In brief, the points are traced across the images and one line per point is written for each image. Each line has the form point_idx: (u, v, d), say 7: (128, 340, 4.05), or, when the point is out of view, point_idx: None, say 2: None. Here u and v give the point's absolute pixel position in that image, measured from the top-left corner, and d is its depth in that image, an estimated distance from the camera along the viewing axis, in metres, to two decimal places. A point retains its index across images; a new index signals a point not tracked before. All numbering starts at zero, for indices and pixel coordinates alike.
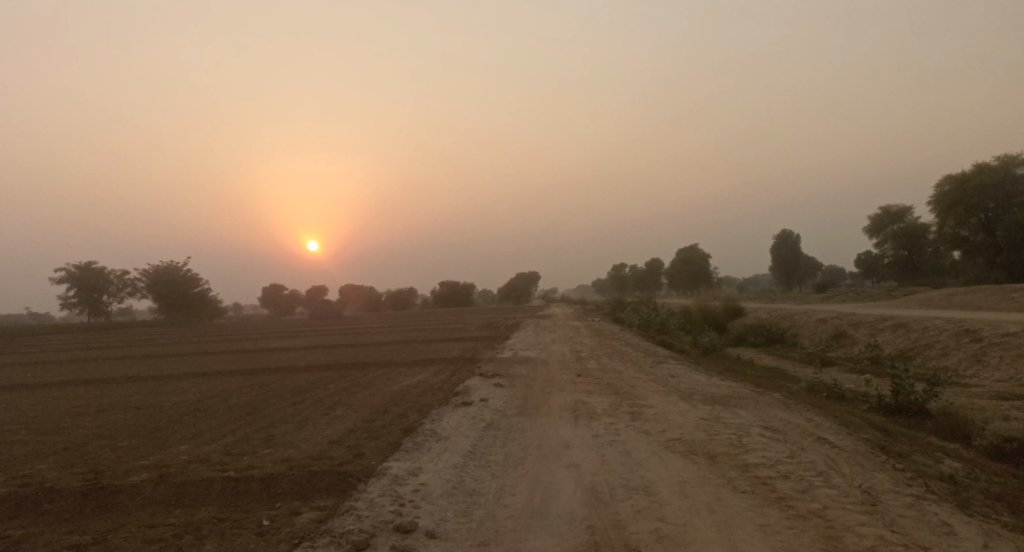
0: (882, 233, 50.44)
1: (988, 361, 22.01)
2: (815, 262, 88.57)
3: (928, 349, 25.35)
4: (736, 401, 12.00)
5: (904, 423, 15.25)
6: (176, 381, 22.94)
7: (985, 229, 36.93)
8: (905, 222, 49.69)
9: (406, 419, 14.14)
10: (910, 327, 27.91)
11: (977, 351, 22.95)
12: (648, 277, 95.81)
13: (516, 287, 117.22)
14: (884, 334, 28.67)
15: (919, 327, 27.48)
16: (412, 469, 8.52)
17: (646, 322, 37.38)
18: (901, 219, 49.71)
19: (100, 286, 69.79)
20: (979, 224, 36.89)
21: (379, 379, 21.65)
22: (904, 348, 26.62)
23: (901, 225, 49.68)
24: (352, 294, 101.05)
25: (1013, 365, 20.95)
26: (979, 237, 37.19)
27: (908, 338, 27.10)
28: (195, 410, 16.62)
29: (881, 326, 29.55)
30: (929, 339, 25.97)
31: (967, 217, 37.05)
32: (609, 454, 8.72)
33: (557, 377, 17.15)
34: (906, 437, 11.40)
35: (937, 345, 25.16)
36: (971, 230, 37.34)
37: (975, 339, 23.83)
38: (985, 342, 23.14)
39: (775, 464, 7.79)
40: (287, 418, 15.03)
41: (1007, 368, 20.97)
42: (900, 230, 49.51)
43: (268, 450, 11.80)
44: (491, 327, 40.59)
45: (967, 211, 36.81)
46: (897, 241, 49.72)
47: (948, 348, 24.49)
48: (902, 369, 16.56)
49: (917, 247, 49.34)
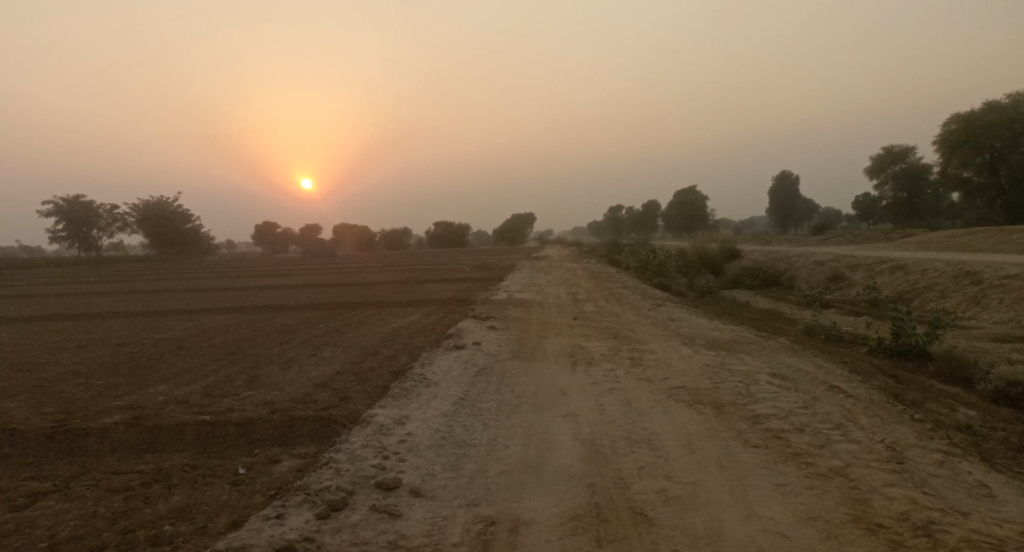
0: (882, 173, 49.51)
1: (988, 304, 21.52)
2: (811, 204, 87.68)
3: (928, 292, 24.84)
4: (740, 346, 11.46)
5: (907, 367, 14.79)
6: (163, 319, 22.38)
7: (988, 170, 36.05)
8: (906, 163, 48.66)
9: (396, 362, 13.61)
10: (909, 269, 27.37)
11: (977, 294, 22.46)
12: (643, 218, 94.94)
13: (511, 228, 116.30)
14: (882, 276, 28.14)
15: (919, 269, 26.95)
16: (398, 418, 7.96)
17: (642, 264, 36.78)
18: (901, 160, 48.69)
19: (91, 221, 68.69)
20: (983, 164, 35.89)
21: (369, 319, 21.10)
22: (903, 290, 26.13)
23: (902, 166, 48.67)
24: (345, 233, 100.10)
25: (1014, 307, 20.47)
26: (983, 178, 36.34)
27: (908, 280, 26.57)
28: (178, 348, 16.09)
29: (880, 268, 28.99)
30: (929, 281, 25.45)
31: (971, 158, 36.07)
32: (608, 403, 8.19)
33: (551, 320, 16.59)
34: (914, 383, 10.90)
35: (937, 287, 24.66)
36: (974, 171, 36.47)
37: (976, 281, 23.30)
38: (987, 285, 22.63)
39: (787, 415, 7.25)
40: (273, 358, 14.50)
41: (1008, 311, 20.49)
42: (900, 171, 48.55)
43: (251, 392, 11.26)
44: (484, 268, 39.94)
45: (971, 151, 35.79)
46: (896, 183, 48.81)
47: (948, 291, 23.99)
48: (905, 310, 16.03)
49: (917, 189, 48.48)
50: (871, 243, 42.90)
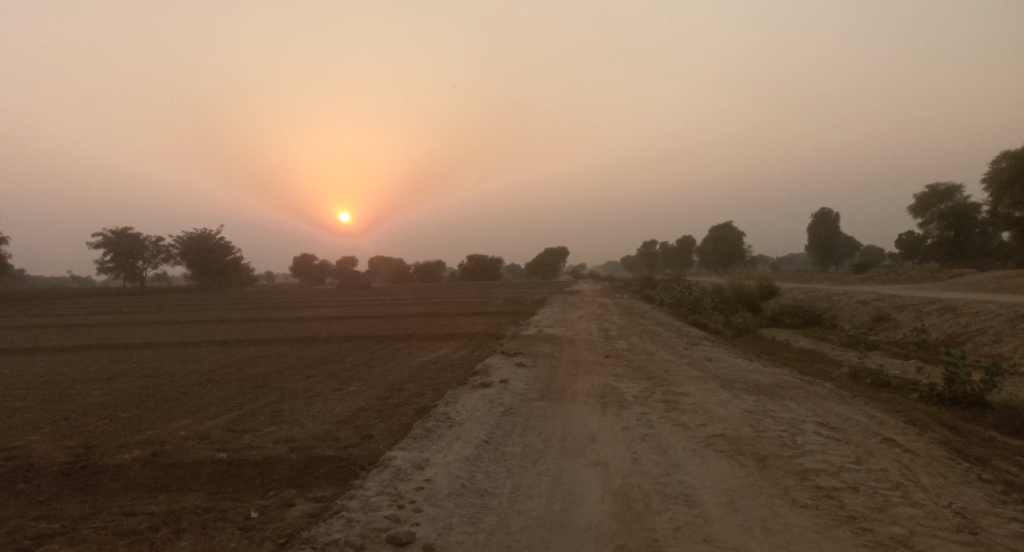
0: (927, 212, 48.15)
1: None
2: (852, 242, 85.86)
3: (980, 335, 23.72)
4: (783, 392, 10.81)
5: (963, 416, 13.90)
6: (195, 349, 22.31)
7: None
8: (952, 202, 47.27)
9: (422, 399, 13.19)
10: (959, 310, 26.26)
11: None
12: (679, 254, 93.93)
13: (546, 262, 115.94)
14: (930, 318, 27.04)
15: (969, 311, 25.84)
16: (419, 461, 7.54)
17: (679, 300, 36.00)
18: (947, 199, 47.33)
19: (136, 252, 70.11)
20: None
21: (398, 353, 20.77)
22: (953, 332, 25.04)
23: (947, 205, 47.28)
24: (382, 265, 100.78)
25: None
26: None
27: (957, 322, 25.47)
28: (206, 380, 15.89)
29: (927, 309, 27.91)
30: (981, 324, 24.35)
31: (1022, 198, 34.85)
32: (642, 451, 7.66)
33: (584, 358, 16.06)
34: (973, 436, 10.13)
35: (989, 331, 23.57)
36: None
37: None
38: None
39: (838, 471, 6.67)
40: (298, 393, 14.19)
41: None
42: (946, 210, 47.16)
43: (272, 428, 10.93)
44: (517, 302, 39.52)
45: (1022, 191, 34.59)
46: (942, 222, 47.40)
47: (1002, 335, 22.87)
48: (959, 355, 15.16)
49: (964, 229, 47.01)
50: (916, 282, 41.56)
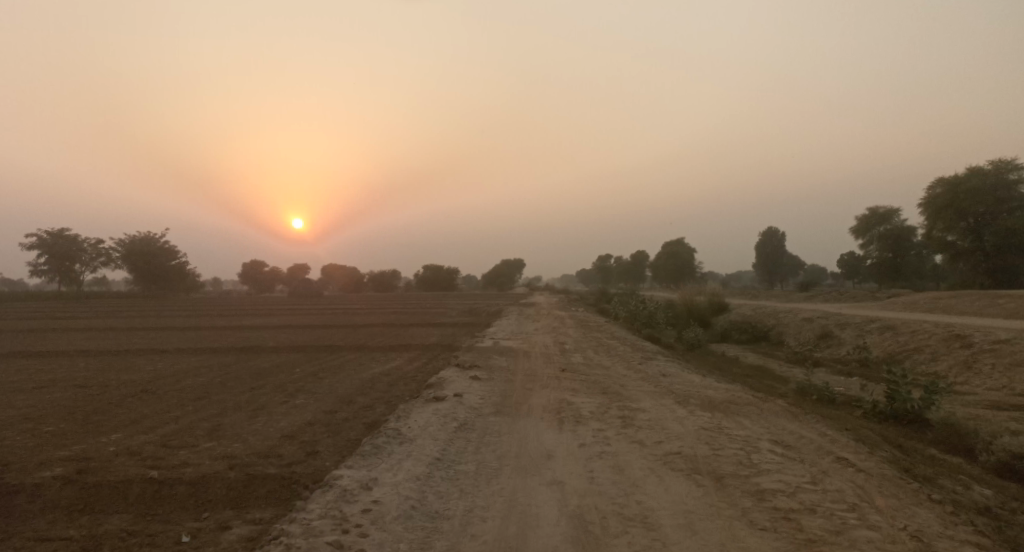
0: (868, 234, 49.44)
1: (980, 368, 21.02)
2: (797, 261, 87.90)
3: (919, 353, 24.34)
4: (737, 408, 10.79)
5: (905, 433, 14.13)
6: (133, 358, 21.48)
7: (972, 234, 35.94)
8: (891, 224, 48.66)
9: (372, 413, 12.85)
10: (899, 329, 26.92)
11: (968, 358, 21.99)
12: (631, 268, 94.85)
13: (499, 274, 115.84)
14: (872, 336, 27.67)
15: (908, 330, 26.51)
16: (367, 480, 7.26)
17: (632, 314, 36.20)
18: (886, 221, 48.69)
19: (73, 255, 67.68)
20: (967, 229, 35.94)
21: (349, 364, 20.32)
22: (893, 350, 25.65)
23: (887, 227, 48.64)
24: (333, 274, 99.46)
25: (1007, 373, 19.98)
26: (968, 242, 36.27)
27: (897, 341, 26.11)
28: (143, 391, 15.25)
29: (869, 327, 28.55)
30: (919, 342, 24.99)
31: (956, 222, 35.97)
32: (597, 470, 7.50)
33: (539, 371, 15.90)
34: (918, 453, 10.25)
35: (926, 349, 24.20)
36: (959, 235, 36.35)
37: (967, 344, 22.84)
38: (976, 349, 22.20)
39: (795, 491, 6.60)
40: (241, 405, 13.70)
41: (1001, 377, 19.97)
42: (886, 232, 48.50)
43: (212, 443, 10.46)
44: (471, 313, 39.22)
45: (956, 215, 35.74)
46: (882, 244, 48.74)
47: (938, 354, 23.49)
48: (899, 373, 15.46)
49: (902, 250, 48.38)
50: (859, 301, 42.61)
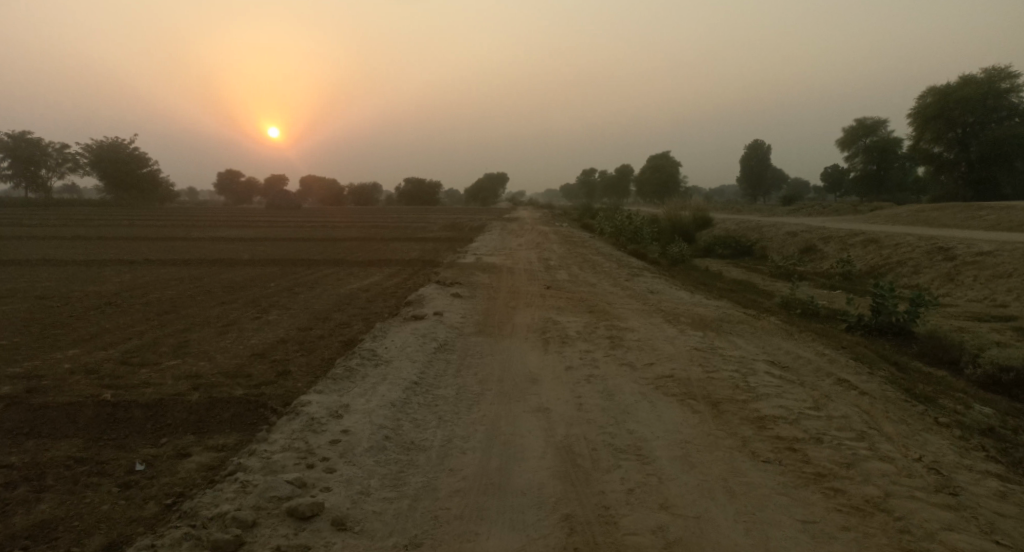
0: (853, 146, 48.65)
1: (962, 280, 20.79)
2: (780, 176, 87.26)
3: (901, 267, 24.06)
4: (729, 327, 10.32)
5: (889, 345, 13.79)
6: (101, 269, 20.69)
7: (959, 145, 35.27)
8: (878, 135, 47.83)
9: (348, 331, 12.29)
10: (882, 243, 26.56)
11: (950, 271, 21.73)
12: (615, 182, 93.84)
13: (481, 188, 114.24)
14: (854, 250, 27.30)
15: (891, 243, 26.19)
16: (337, 407, 6.72)
17: (617, 230, 35.59)
18: (873, 133, 47.84)
19: (39, 160, 65.43)
20: (954, 140, 35.32)
21: (325, 279, 19.65)
22: (876, 264, 25.36)
23: (873, 139, 47.81)
24: (312, 186, 97.59)
25: (989, 285, 19.78)
26: (954, 153, 35.75)
27: (880, 254, 25.80)
28: (106, 305, 14.53)
29: (852, 241, 28.19)
30: (902, 255, 24.69)
31: (944, 132, 35.25)
32: (586, 396, 7.01)
33: (522, 288, 15.36)
34: (910, 366, 9.90)
35: (909, 262, 23.91)
36: (946, 146, 35.70)
37: (949, 257, 22.55)
38: (959, 261, 21.93)
39: (797, 418, 6.13)
40: (210, 321, 13.07)
41: (984, 288, 19.75)
42: (872, 144, 47.71)
43: (177, 362, 9.90)
44: (453, 228, 38.41)
45: (945, 124, 34.97)
46: (867, 156, 48.03)
47: (919, 267, 23.22)
48: (883, 285, 15.01)
49: (886, 163, 47.75)
50: (842, 214, 42.25)
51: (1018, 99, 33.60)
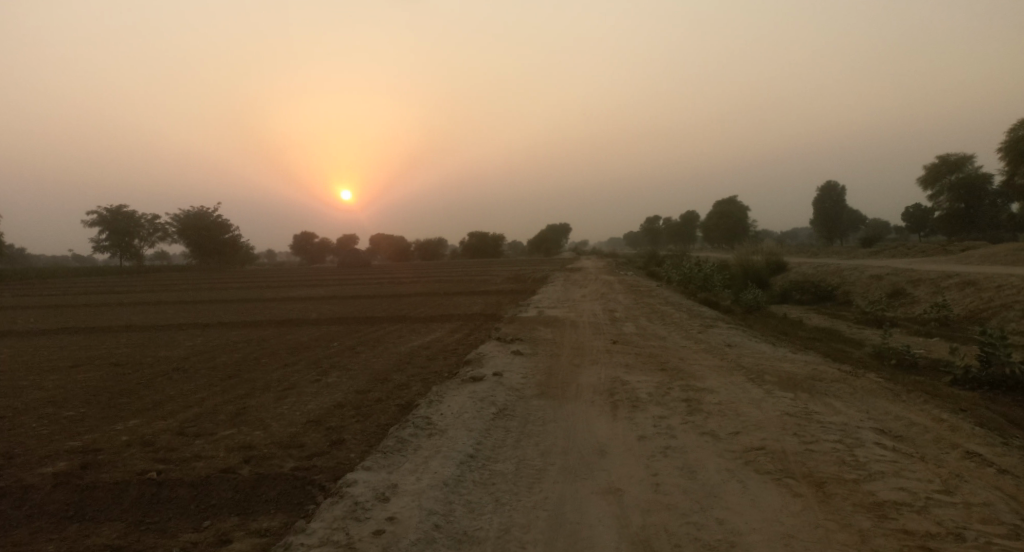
0: (938, 183, 46.12)
1: None
2: (856, 217, 84.05)
3: (1004, 312, 22.09)
4: (824, 387, 9.21)
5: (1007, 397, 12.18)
6: (173, 333, 20.77)
7: None
8: (964, 171, 45.20)
9: (407, 394, 11.64)
10: (980, 285, 24.58)
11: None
12: (683, 229, 92.15)
13: (548, 239, 114.06)
14: (949, 293, 25.37)
15: (990, 286, 24.21)
16: (384, 488, 5.99)
17: (686, 277, 34.32)
18: (958, 169, 45.27)
19: (132, 231, 68.53)
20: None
21: (388, 337, 19.18)
22: (975, 308, 23.42)
23: (958, 175, 45.23)
24: (383, 244, 99.29)
25: None
26: None
27: (979, 298, 23.83)
28: (171, 370, 14.32)
29: (945, 284, 26.27)
30: (1005, 299, 22.73)
31: None
32: (664, 473, 6.12)
33: (589, 344, 14.49)
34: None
35: (1015, 306, 21.93)
36: None
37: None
38: None
39: (925, 505, 5.18)
40: (269, 385, 12.63)
41: None
42: (957, 181, 45.16)
43: (230, 430, 9.41)
44: (518, 280, 37.77)
45: None
46: (952, 193, 45.43)
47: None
48: (991, 331, 13.44)
49: (975, 200, 45.07)
50: (928, 255, 39.87)
51: None
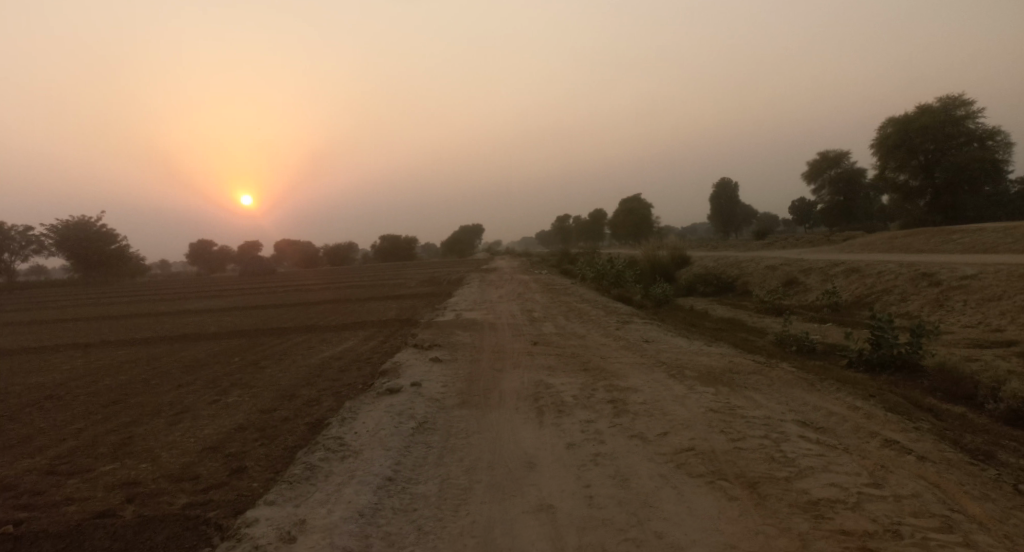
0: (819, 179, 48.27)
1: (953, 306, 19.97)
2: (750, 210, 87.56)
3: (887, 295, 23.19)
4: (743, 380, 9.20)
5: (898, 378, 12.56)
6: (54, 357, 19.16)
7: (923, 172, 34.90)
8: (841, 167, 47.54)
9: (317, 410, 10.99)
10: (864, 271, 25.82)
11: (939, 296, 20.93)
12: (589, 227, 93.58)
13: (457, 240, 113.56)
14: (837, 280, 26.52)
15: (873, 271, 25.43)
16: (291, 526, 5.49)
17: (596, 273, 34.64)
18: (836, 165, 47.55)
19: (6, 246, 63.68)
20: (918, 166, 34.89)
21: (295, 349, 18.31)
22: (861, 293, 24.51)
23: (837, 171, 47.54)
24: (286, 250, 96.31)
25: (982, 309, 18.96)
26: (918, 180, 35.29)
27: (864, 283, 24.98)
28: (50, 399, 13.09)
29: (833, 271, 27.43)
30: (886, 283, 23.90)
31: (906, 160, 34.96)
32: (596, 484, 5.85)
33: (506, 347, 14.18)
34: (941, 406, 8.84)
35: (895, 290, 23.08)
36: (910, 174, 35.32)
37: (936, 282, 21.81)
38: (946, 286, 21.18)
39: (858, 502, 5.11)
40: (162, 410, 11.70)
41: (976, 313, 18.92)
42: (836, 176, 47.45)
43: (117, 467, 8.57)
44: (429, 283, 37.16)
45: (907, 153, 34.72)
46: (832, 188, 47.68)
47: (906, 294, 22.41)
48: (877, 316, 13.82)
49: (854, 193, 47.52)
50: (817, 245, 41.75)
51: (975, 124, 33.58)
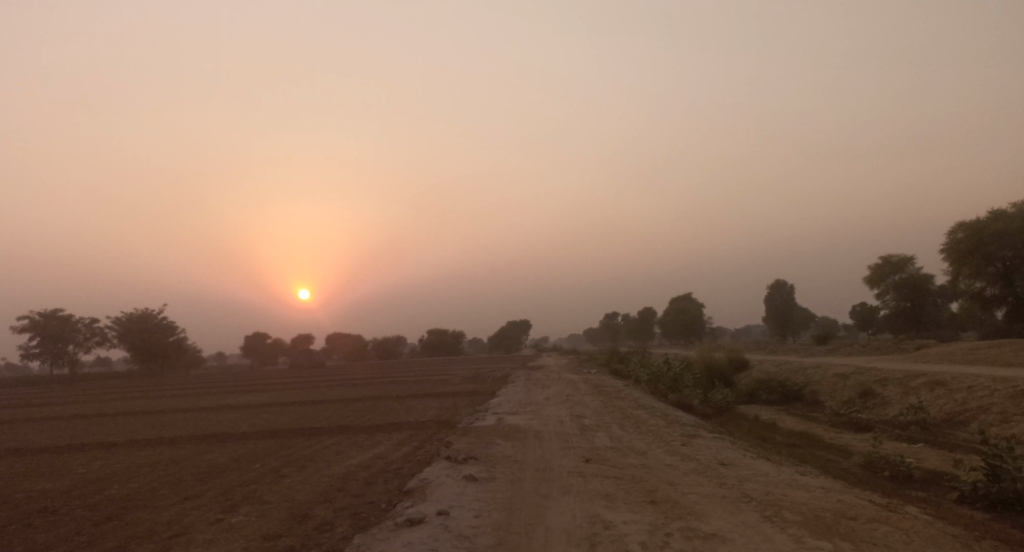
0: (882, 283, 45.48)
1: None
2: (806, 314, 84.21)
3: (983, 414, 20.34)
4: (867, 533, 7.08)
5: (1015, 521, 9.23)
6: (69, 457, 17.71)
7: (1002, 279, 32.03)
8: (906, 272, 44.83)
9: (328, 539, 9.10)
10: (950, 385, 23.01)
11: None
12: (640, 326, 90.97)
13: (506, 336, 111.92)
14: (920, 394, 23.61)
15: (962, 385, 22.61)
16: None
17: (651, 376, 32.22)
18: (900, 270, 44.88)
19: (66, 336, 64.48)
20: (995, 274, 32.23)
21: (323, 454, 16.52)
22: (950, 410, 21.65)
23: (901, 276, 44.81)
24: (338, 343, 96.05)
25: None
26: (997, 289, 32.30)
27: (952, 398, 22.10)
28: (39, 512, 11.49)
29: (914, 383, 24.63)
30: (979, 400, 21.06)
31: (982, 267, 32.26)
32: None
33: (554, 464, 12.12)
34: None
35: (991, 409, 20.24)
36: (987, 281, 32.47)
37: None
38: None
39: None
40: (153, 531, 9.98)
41: None
42: (901, 281, 44.62)
43: None
44: (476, 380, 35.27)
45: (982, 259, 32.05)
46: (898, 293, 44.75)
47: (1006, 414, 19.56)
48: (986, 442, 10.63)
49: (921, 300, 44.48)
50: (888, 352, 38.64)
51: None
